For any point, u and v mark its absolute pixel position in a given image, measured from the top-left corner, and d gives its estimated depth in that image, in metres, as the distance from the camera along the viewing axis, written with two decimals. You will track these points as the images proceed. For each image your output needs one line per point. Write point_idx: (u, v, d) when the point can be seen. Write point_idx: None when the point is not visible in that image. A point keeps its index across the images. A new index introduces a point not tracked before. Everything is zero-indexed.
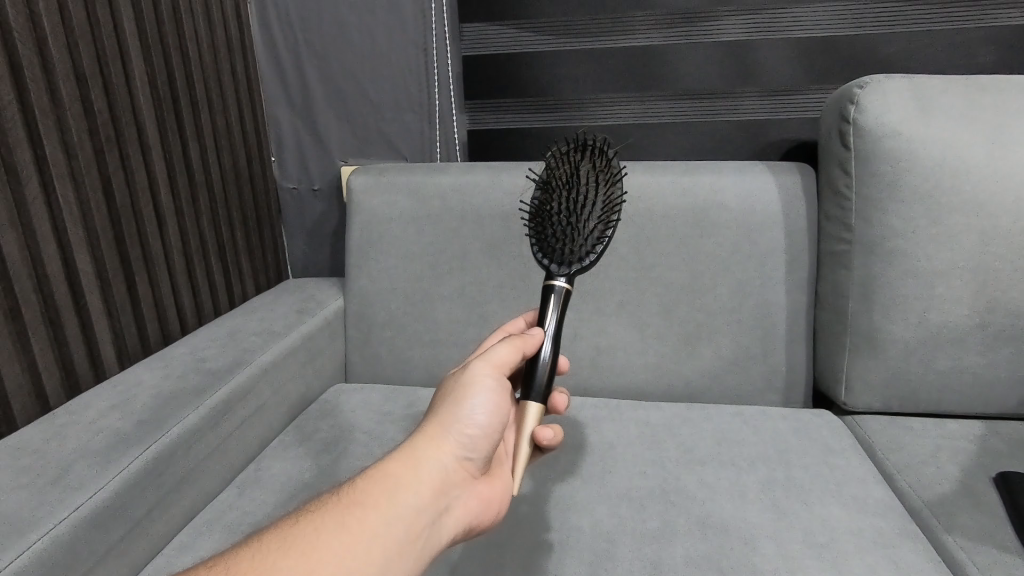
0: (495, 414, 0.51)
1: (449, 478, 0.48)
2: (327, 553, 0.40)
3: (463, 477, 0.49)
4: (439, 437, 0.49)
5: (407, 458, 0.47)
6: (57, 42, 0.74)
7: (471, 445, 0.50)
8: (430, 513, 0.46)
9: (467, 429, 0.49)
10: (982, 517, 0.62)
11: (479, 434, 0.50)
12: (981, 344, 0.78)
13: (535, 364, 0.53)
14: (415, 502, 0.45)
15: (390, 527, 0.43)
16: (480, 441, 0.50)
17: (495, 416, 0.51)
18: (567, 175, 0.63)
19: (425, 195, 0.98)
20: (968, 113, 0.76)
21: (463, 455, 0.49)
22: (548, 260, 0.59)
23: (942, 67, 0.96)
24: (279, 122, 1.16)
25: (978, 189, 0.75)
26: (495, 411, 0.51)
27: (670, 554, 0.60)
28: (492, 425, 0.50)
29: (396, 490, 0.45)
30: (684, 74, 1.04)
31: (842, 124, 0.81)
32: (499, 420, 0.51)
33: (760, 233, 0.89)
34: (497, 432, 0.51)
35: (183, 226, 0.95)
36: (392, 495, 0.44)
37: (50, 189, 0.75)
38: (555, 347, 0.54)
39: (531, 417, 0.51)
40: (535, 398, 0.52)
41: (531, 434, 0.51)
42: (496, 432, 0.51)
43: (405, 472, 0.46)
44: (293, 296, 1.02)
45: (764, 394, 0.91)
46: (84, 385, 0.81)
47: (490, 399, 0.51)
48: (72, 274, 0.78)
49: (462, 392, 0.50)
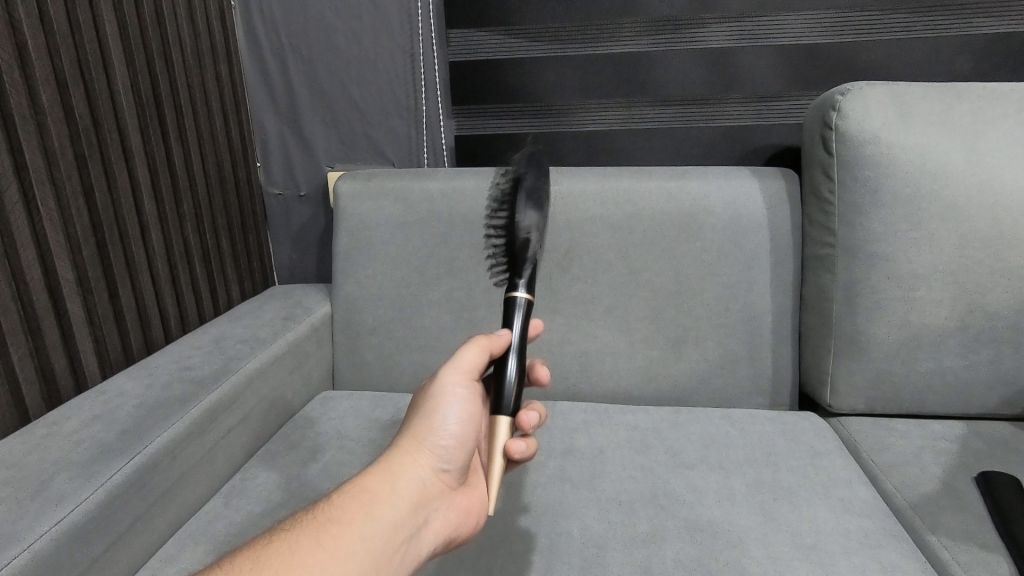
0: (467, 423, 0.52)
1: (425, 490, 0.49)
2: (305, 565, 0.41)
3: (440, 489, 0.51)
4: (414, 450, 0.50)
5: (384, 473, 0.49)
6: (37, 47, 0.73)
7: (447, 457, 0.51)
8: (407, 526, 0.47)
9: (441, 440, 0.51)
10: (964, 517, 0.64)
11: (454, 444, 0.51)
12: (962, 345, 0.79)
13: (503, 380, 0.51)
14: (392, 514, 0.47)
15: (367, 539, 0.45)
16: (455, 452, 0.52)
17: (468, 426, 0.52)
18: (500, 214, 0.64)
19: (412, 201, 0.97)
20: (946, 120, 0.78)
21: (439, 466, 0.51)
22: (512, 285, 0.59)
23: (920, 74, 0.98)
24: (264, 128, 1.16)
25: (957, 193, 0.77)
26: (467, 421, 0.52)
27: (661, 558, 0.60)
28: (465, 435, 0.52)
29: (372, 504, 0.47)
30: (669, 81, 1.05)
31: (825, 130, 0.83)
32: (472, 430, 0.53)
33: (746, 237, 0.90)
34: (471, 442, 0.53)
35: (166, 233, 0.93)
36: (368, 508, 0.46)
37: (30, 195, 0.73)
38: (522, 355, 0.53)
39: (502, 434, 0.49)
40: (505, 414, 0.50)
41: (503, 449, 0.50)
42: (470, 442, 0.52)
43: (381, 485, 0.48)
44: (280, 302, 1.01)
45: (751, 396, 0.92)
46: (65, 396, 0.79)
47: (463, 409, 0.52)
48: (53, 281, 0.77)
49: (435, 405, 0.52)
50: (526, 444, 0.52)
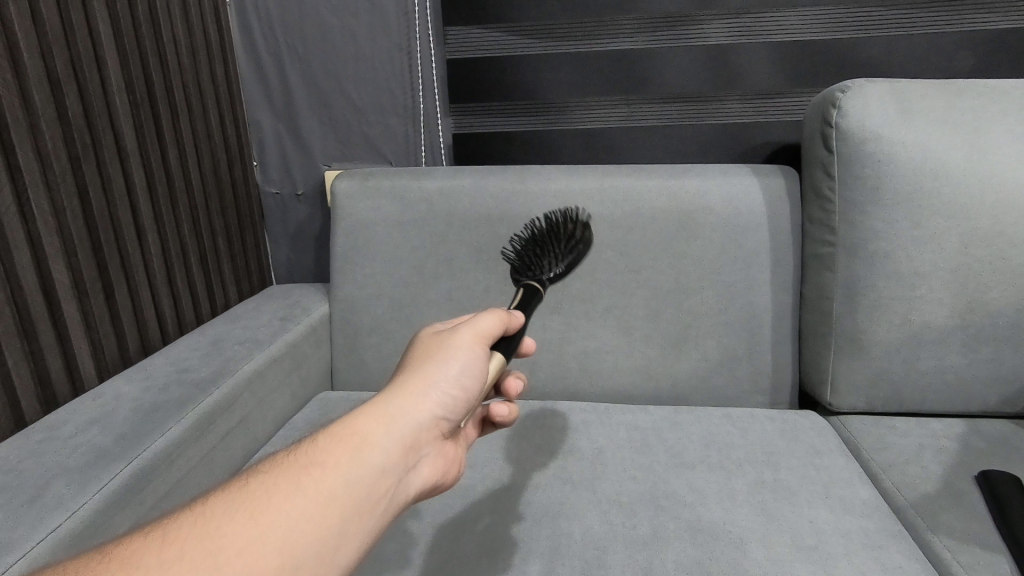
0: (472, 378, 0.50)
1: (420, 437, 0.46)
2: (279, 513, 0.36)
3: (434, 436, 0.47)
4: (412, 394, 0.47)
5: (377, 415, 0.45)
6: (30, 47, 0.72)
7: (447, 405, 0.49)
8: (397, 472, 0.43)
9: (443, 388, 0.48)
10: (965, 516, 0.63)
11: (456, 394, 0.49)
12: (962, 343, 0.79)
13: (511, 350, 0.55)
14: (381, 459, 0.42)
15: (352, 486, 0.40)
16: (456, 402, 0.49)
17: (471, 380, 0.50)
18: (549, 232, 0.73)
19: (410, 201, 0.97)
20: (947, 118, 0.77)
21: (438, 413, 0.48)
22: (526, 277, 0.66)
23: (921, 70, 0.97)
24: (260, 126, 1.15)
25: (958, 191, 0.76)
26: (472, 376, 0.50)
27: (662, 560, 0.60)
28: (468, 388, 0.50)
29: (363, 447, 0.42)
30: (668, 78, 1.05)
31: (825, 128, 0.82)
32: (478, 384, 0.51)
33: (746, 236, 0.89)
34: (475, 395, 0.51)
35: (163, 233, 0.93)
36: (357, 453, 0.42)
37: (24, 197, 0.72)
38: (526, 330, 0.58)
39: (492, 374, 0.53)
40: (498, 351, 0.54)
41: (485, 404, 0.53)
42: (473, 397, 0.51)
43: (373, 429, 0.44)
44: (277, 302, 1.00)
45: (751, 395, 0.92)
46: (62, 399, 0.79)
47: (470, 367, 0.50)
48: (48, 283, 0.76)
49: (440, 354, 0.50)
50: (508, 409, 0.63)
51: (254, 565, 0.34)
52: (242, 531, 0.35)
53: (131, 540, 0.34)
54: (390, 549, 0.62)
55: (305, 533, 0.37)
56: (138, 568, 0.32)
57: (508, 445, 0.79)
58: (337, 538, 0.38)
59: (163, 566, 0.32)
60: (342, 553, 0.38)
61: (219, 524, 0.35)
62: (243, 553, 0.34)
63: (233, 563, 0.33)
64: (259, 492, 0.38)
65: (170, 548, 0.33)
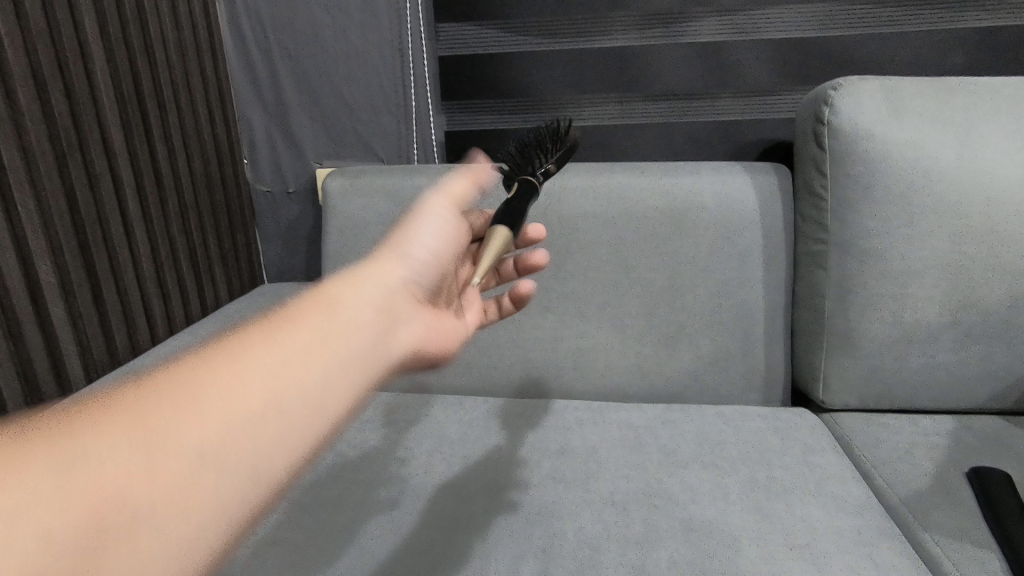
0: (441, 244, 0.52)
1: (398, 294, 0.45)
2: (259, 362, 0.35)
3: (412, 299, 0.47)
4: (382, 261, 0.47)
5: (351, 276, 0.44)
6: (14, 44, 0.71)
7: (419, 270, 0.49)
8: (382, 321, 0.42)
9: (411, 254, 0.49)
10: (956, 513, 0.64)
11: (425, 259, 0.50)
12: (953, 341, 0.80)
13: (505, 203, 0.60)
14: (361, 306, 0.41)
15: (334, 334, 0.39)
16: (428, 268, 0.50)
17: (441, 248, 0.52)
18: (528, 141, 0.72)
19: (402, 198, 0.96)
20: (939, 116, 0.77)
21: (412, 277, 0.48)
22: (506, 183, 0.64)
23: (912, 68, 0.97)
24: (251, 124, 1.13)
25: (949, 190, 0.76)
26: (440, 241, 0.52)
27: (655, 559, 0.60)
28: (439, 251, 0.52)
29: (341, 300, 0.41)
30: (661, 75, 1.04)
31: (818, 126, 0.82)
32: (445, 247, 0.53)
33: (738, 234, 0.89)
34: (442, 262, 0.52)
35: (152, 232, 0.92)
36: (334, 305, 0.40)
37: (8, 196, 0.71)
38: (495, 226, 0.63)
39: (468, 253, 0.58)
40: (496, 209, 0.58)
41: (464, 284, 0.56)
42: (444, 261, 0.52)
43: (348, 285, 0.43)
44: (268, 302, 1.00)
45: (744, 392, 0.92)
46: (49, 400, 0.78)
47: (439, 227, 0.53)
48: (34, 283, 0.75)
49: (410, 224, 0.52)
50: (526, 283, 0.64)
51: (235, 410, 0.33)
52: (221, 378, 0.34)
53: (97, 400, 0.31)
54: (381, 550, 0.62)
55: (290, 380, 0.35)
56: (112, 417, 0.30)
57: (501, 444, 0.79)
58: (325, 385, 0.37)
59: (138, 418, 0.30)
60: (333, 399, 0.37)
61: (197, 374, 0.33)
62: (224, 403, 0.33)
63: (212, 431, 0.32)
64: (226, 347, 0.35)
65: (144, 399, 0.31)
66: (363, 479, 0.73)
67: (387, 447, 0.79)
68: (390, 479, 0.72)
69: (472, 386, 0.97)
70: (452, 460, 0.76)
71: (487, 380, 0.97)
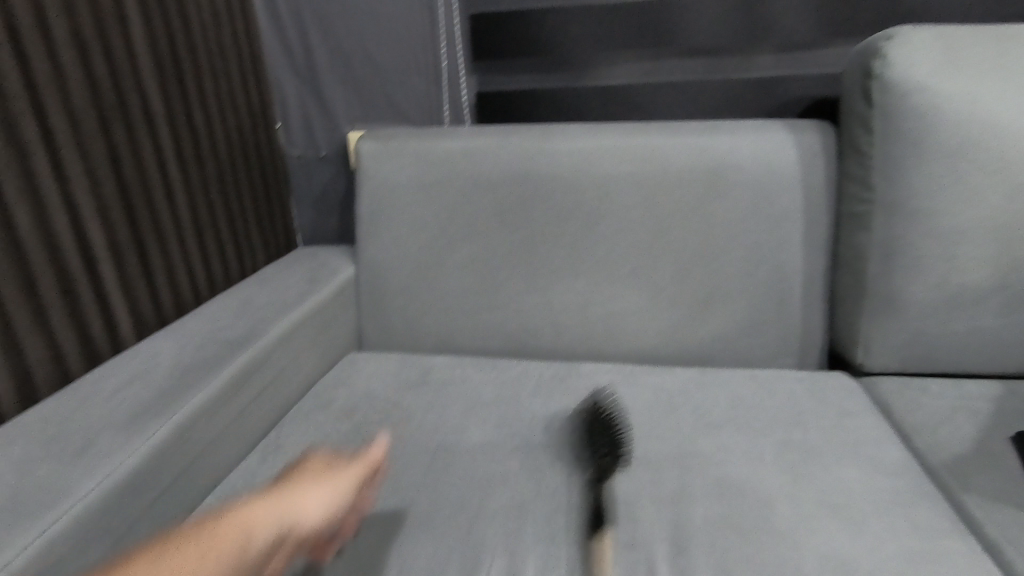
0: (331, 508, 0.57)
1: (299, 524, 0.55)
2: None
3: (299, 540, 0.55)
4: (282, 500, 0.55)
5: (245, 513, 0.53)
6: (56, 7, 0.72)
7: (329, 525, 0.57)
8: (265, 555, 0.52)
9: (321, 508, 0.57)
10: (998, 476, 0.63)
11: (340, 519, 0.59)
12: (1002, 303, 0.77)
13: None
14: (247, 554, 0.50)
15: (222, 562, 0.49)
16: (333, 524, 0.58)
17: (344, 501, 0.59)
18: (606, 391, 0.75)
19: (434, 161, 0.96)
20: (998, 66, 0.73)
21: (308, 523, 0.55)
22: None
23: (968, 16, 0.92)
24: (283, 87, 1.13)
25: (1005, 145, 0.73)
26: (333, 511, 0.57)
27: (689, 515, 0.60)
28: (338, 505, 0.58)
29: (241, 539, 0.51)
30: (697, 31, 1.01)
31: (867, 80, 0.78)
32: (371, 483, 0.63)
33: (778, 194, 0.87)
34: (337, 513, 0.58)
35: (191, 195, 0.94)
36: (224, 550, 0.50)
37: (58, 159, 0.73)
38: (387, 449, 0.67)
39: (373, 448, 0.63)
40: None
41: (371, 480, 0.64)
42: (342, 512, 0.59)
43: (253, 523, 0.52)
44: (304, 265, 1.01)
45: (778, 356, 0.91)
46: (103, 357, 0.81)
47: (354, 468, 0.63)
48: (85, 245, 0.78)
49: (302, 492, 0.56)
50: None
51: None
52: None
53: None
54: (421, 502, 0.64)
55: None
56: None
57: (534, 404, 0.80)
58: None
59: None
60: None
61: None
62: None
63: None
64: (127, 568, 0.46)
65: None
66: (401, 436, 0.75)
67: (422, 406, 0.81)
68: (427, 436, 0.74)
69: (504, 349, 0.98)
70: (486, 420, 0.77)
71: (519, 343, 0.97)
